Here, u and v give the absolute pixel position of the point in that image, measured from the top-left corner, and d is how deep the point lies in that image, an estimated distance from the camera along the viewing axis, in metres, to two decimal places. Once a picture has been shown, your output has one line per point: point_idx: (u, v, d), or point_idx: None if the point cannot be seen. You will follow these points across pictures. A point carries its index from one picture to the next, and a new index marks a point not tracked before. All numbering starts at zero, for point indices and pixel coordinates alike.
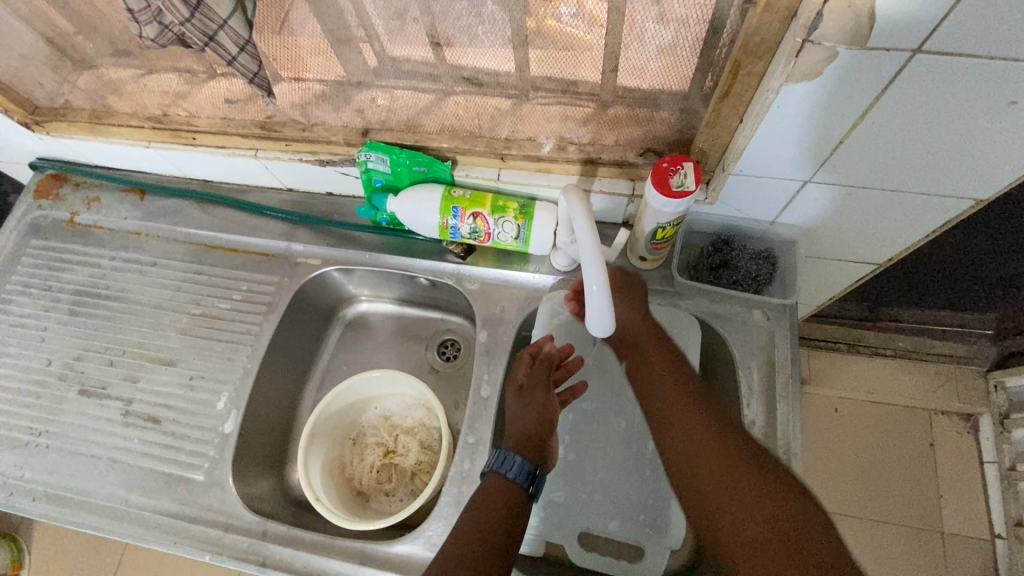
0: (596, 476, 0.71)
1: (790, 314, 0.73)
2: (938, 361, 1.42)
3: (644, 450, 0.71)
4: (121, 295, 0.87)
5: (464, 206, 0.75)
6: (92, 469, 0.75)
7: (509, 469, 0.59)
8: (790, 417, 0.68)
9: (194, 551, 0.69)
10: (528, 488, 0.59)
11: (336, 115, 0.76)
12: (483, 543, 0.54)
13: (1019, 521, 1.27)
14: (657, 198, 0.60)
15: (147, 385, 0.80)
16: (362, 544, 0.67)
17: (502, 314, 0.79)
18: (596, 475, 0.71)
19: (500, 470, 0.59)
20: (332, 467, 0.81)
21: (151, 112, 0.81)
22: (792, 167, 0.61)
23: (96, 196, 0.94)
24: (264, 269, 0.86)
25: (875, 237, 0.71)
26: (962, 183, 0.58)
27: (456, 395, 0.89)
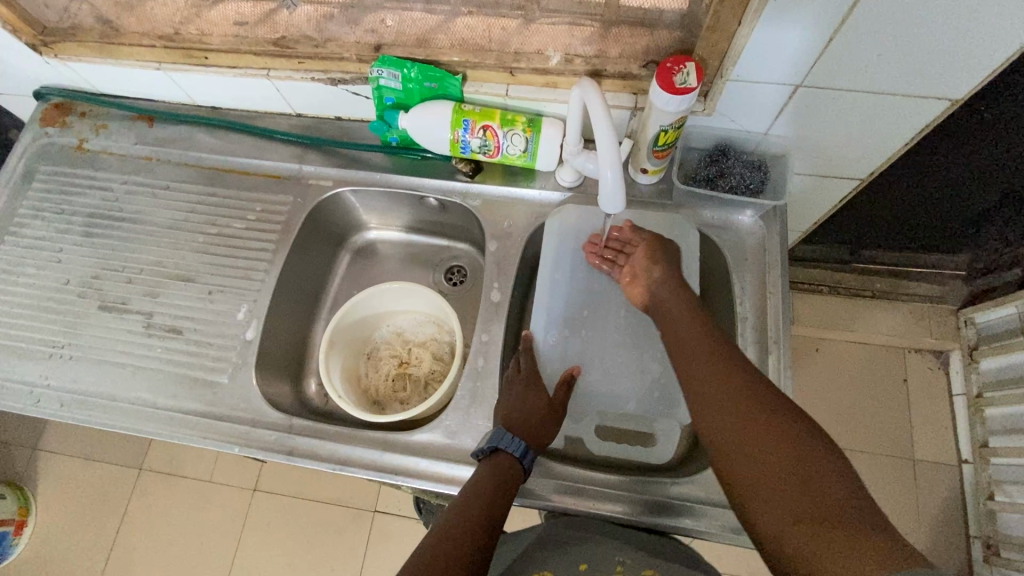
0: (608, 369, 0.76)
1: (781, 216, 0.77)
2: (914, 300, 1.51)
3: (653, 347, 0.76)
4: (135, 217, 0.88)
5: (474, 120, 0.78)
6: (118, 376, 0.78)
7: (510, 447, 0.65)
8: (780, 311, 0.74)
9: (223, 445, 0.73)
10: (523, 462, 0.65)
11: (350, 32, 0.78)
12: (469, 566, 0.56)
13: (985, 443, 1.36)
14: (660, 96, 0.63)
15: (167, 299, 0.83)
16: (385, 433, 0.72)
17: (511, 229, 0.83)
18: (607, 368, 0.76)
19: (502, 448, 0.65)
20: (349, 376, 0.85)
21: (162, 32, 0.82)
22: (785, 69, 0.65)
23: (105, 123, 0.95)
24: (277, 190, 0.88)
25: (860, 147, 0.76)
26: (941, 78, 0.63)
27: (465, 314, 0.93)
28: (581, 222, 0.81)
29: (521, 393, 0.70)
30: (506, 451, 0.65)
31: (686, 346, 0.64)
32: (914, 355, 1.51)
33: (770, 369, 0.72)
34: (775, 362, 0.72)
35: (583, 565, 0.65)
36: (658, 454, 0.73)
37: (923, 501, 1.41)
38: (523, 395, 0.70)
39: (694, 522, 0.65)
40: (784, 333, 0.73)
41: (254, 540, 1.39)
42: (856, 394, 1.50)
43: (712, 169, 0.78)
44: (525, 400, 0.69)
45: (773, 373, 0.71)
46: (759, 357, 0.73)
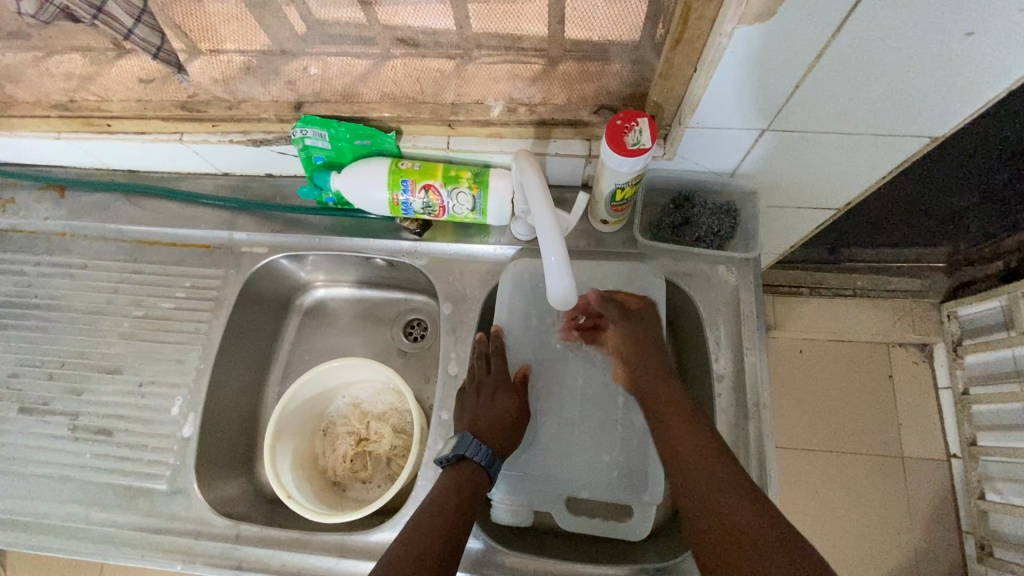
0: (566, 440, 0.69)
1: (754, 266, 0.72)
2: (896, 297, 1.46)
3: (616, 410, 0.69)
4: (53, 303, 0.80)
5: (414, 179, 0.70)
6: (45, 489, 0.71)
7: (472, 452, 0.62)
8: (759, 369, 0.69)
9: (164, 562, 0.66)
10: (488, 471, 0.62)
11: (264, 90, 0.69)
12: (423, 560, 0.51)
13: (972, 441, 1.34)
14: (612, 157, 0.57)
15: (93, 396, 0.75)
16: (340, 536, 0.66)
17: (465, 289, 0.76)
18: (565, 444, 0.69)
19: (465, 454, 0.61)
20: (303, 461, 0.79)
21: (55, 99, 0.73)
22: (748, 115, 0.59)
23: (11, 197, 0.85)
24: (207, 262, 0.80)
25: (833, 182, 0.70)
26: (921, 118, 0.57)
27: (427, 375, 0.87)
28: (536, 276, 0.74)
29: (490, 398, 0.67)
30: (472, 459, 0.61)
31: (662, 412, 0.63)
32: (898, 350, 1.48)
33: (750, 432, 0.67)
34: (756, 425, 0.67)
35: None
36: (627, 532, 0.67)
37: (914, 501, 1.40)
38: (491, 400, 0.67)
39: None
40: (764, 391, 0.68)
41: None
42: (843, 396, 1.48)
43: (676, 218, 0.72)
44: (492, 406, 0.66)
45: (754, 438, 0.67)
46: (738, 420, 0.68)
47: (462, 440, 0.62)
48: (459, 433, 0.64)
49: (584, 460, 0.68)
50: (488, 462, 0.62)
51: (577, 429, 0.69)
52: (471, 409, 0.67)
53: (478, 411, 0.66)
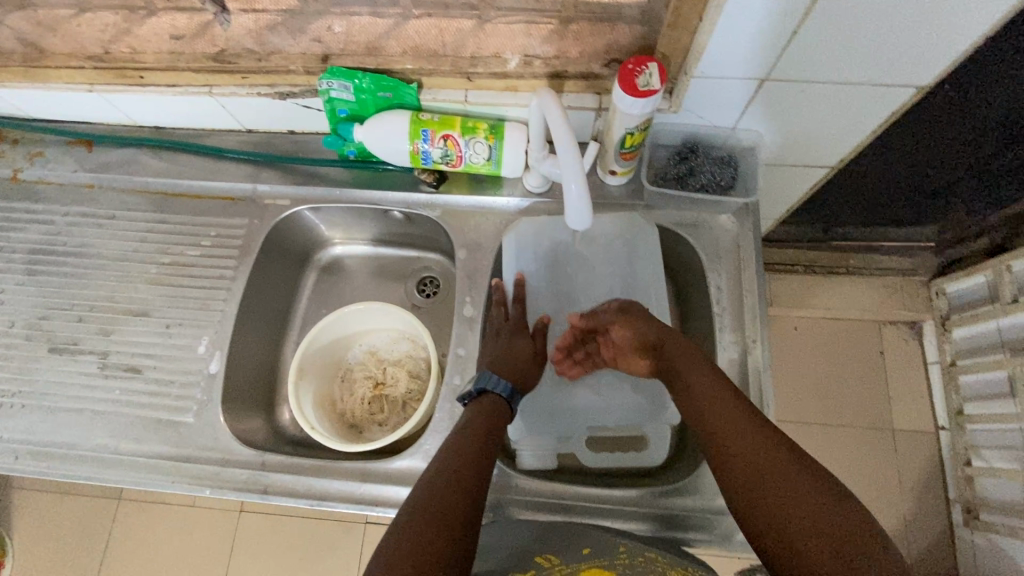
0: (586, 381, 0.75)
1: (753, 213, 0.76)
2: (886, 275, 1.53)
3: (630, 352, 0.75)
4: (81, 250, 0.83)
5: (434, 129, 0.74)
6: (75, 422, 0.74)
7: (494, 386, 0.66)
8: (757, 310, 0.73)
9: (194, 487, 0.69)
10: (511, 403, 0.66)
11: (293, 43, 0.73)
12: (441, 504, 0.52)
13: (960, 411, 1.39)
14: (623, 100, 0.61)
15: (123, 337, 0.78)
16: (362, 463, 0.69)
17: (480, 239, 0.80)
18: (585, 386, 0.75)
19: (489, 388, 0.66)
20: (323, 403, 0.82)
21: (90, 51, 0.76)
22: (750, 64, 0.63)
23: (40, 151, 0.88)
24: (231, 212, 0.84)
25: (828, 135, 0.75)
26: (909, 66, 0.61)
27: (441, 328, 0.91)
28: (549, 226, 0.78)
29: (510, 340, 0.71)
30: (494, 392, 0.66)
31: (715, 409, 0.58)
32: (889, 328, 1.54)
33: (749, 368, 0.71)
34: (755, 361, 0.71)
35: (586, 550, 0.58)
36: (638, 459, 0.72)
37: (903, 470, 1.45)
38: (510, 343, 0.71)
39: (683, 533, 0.65)
40: (762, 331, 0.72)
41: (244, 563, 1.36)
42: (836, 372, 1.52)
43: (681, 167, 0.76)
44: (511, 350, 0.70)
45: (753, 374, 0.71)
46: (738, 358, 0.72)
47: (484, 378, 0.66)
48: (482, 372, 0.67)
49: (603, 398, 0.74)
50: (510, 395, 0.66)
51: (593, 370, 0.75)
52: (490, 348, 0.71)
53: (497, 350, 0.70)
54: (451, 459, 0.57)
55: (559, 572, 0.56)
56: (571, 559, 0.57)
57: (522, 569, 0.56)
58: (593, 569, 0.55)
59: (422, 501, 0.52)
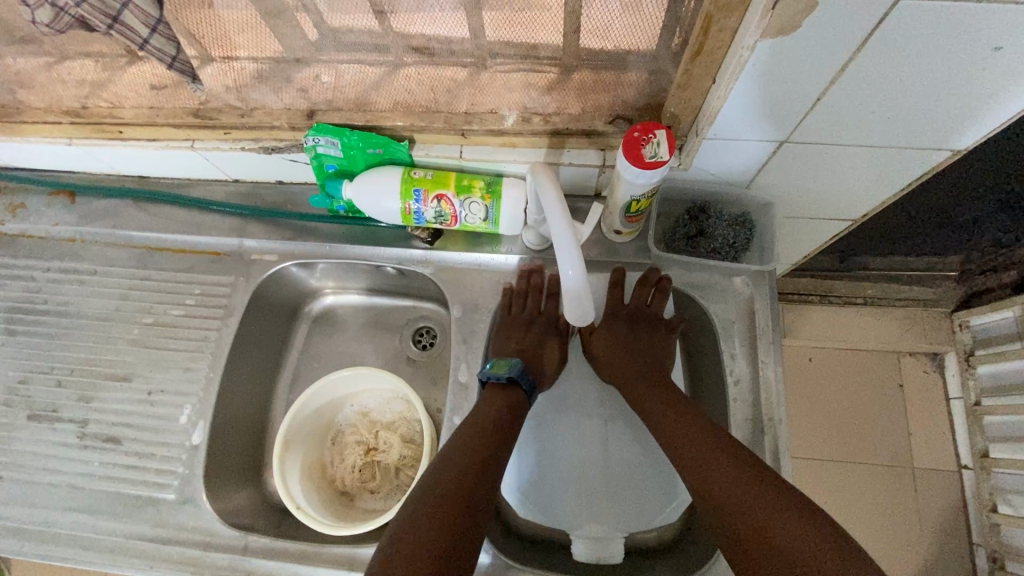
0: (617, 449, 0.71)
1: (770, 278, 0.71)
2: (905, 306, 1.44)
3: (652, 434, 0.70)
4: (62, 309, 0.80)
5: (426, 189, 0.70)
6: (52, 497, 0.71)
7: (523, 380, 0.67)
8: (774, 384, 0.68)
9: (172, 573, 0.66)
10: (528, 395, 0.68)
11: (277, 97, 0.68)
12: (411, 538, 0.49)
13: (985, 452, 1.32)
14: (629, 170, 0.56)
15: (103, 403, 0.75)
16: (350, 549, 0.65)
17: (477, 300, 0.76)
18: (609, 463, 0.70)
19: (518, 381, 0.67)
20: (312, 471, 0.78)
21: (68, 105, 0.72)
22: (765, 128, 0.58)
23: (21, 202, 0.85)
24: (216, 268, 0.80)
25: (851, 192, 0.69)
26: (945, 131, 0.55)
27: (437, 384, 0.86)
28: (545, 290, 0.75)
29: (535, 336, 0.74)
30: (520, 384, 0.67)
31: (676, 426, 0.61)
32: (908, 359, 1.47)
33: (767, 450, 0.66)
34: (772, 440, 0.66)
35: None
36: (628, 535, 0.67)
37: (924, 513, 1.38)
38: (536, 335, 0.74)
39: None
40: (781, 407, 0.67)
41: None
42: (853, 406, 1.46)
43: (691, 227, 0.71)
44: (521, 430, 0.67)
45: (770, 453, 0.66)
46: (753, 434, 0.67)
47: (514, 368, 0.67)
48: (512, 361, 0.69)
49: (629, 485, 0.70)
50: (531, 391, 0.68)
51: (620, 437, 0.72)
52: (516, 338, 0.73)
53: (524, 343, 0.73)
54: (437, 491, 0.53)
55: None
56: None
57: None
58: None
59: (394, 532, 0.50)
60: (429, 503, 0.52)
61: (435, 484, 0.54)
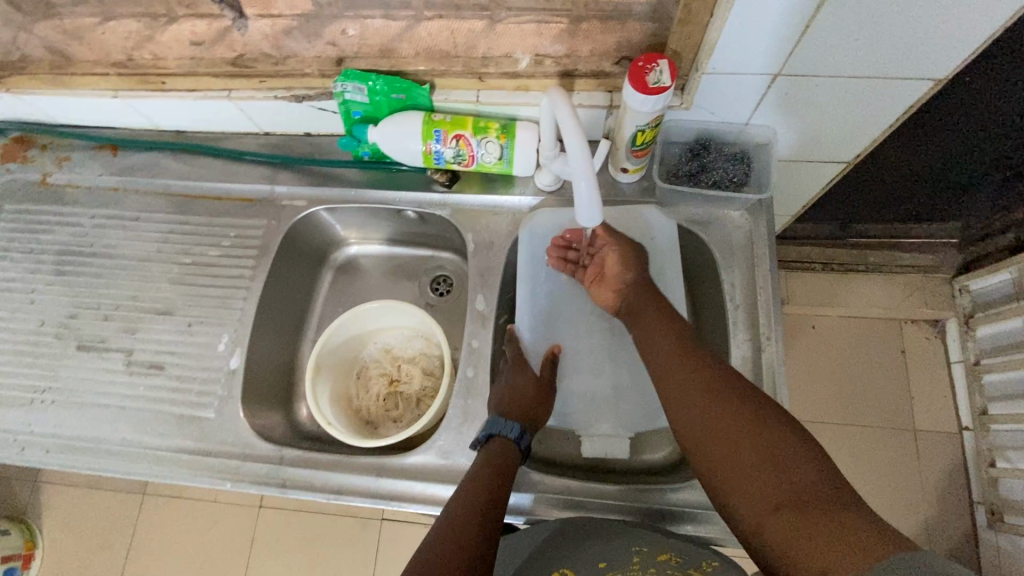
0: (624, 373, 0.74)
1: (767, 208, 0.76)
2: (907, 272, 1.47)
3: None
4: (106, 251, 0.86)
5: (446, 130, 0.75)
6: (102, 416, 0.77)
7: (508, 430, 0.64)
8: (770, 307, 0.73)
9: (215, 480, 0.72)
10: (522, 446, 0.64)
11: (310, 46, 0.74)
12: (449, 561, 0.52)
13: (984, 411, 1.36)
14: (634, 97, 0.61)
15: (146, 334, 0.81)
16: (378, 458, 0.70)
17: (492, 238, 0.81)
18: (617, 387, 0.73)
19: (501, 435, 0.63)
20: (339, 399, 0.84)
21: (115, 58, 0.78)
22: (760, 61, 0.63)
23: (67, 155, 0.91)
24: (249, 213, 0.86)
25: (843, 130, 0.74)
26: (925, 59, 0.60)
27: (454, 324, 0.92)
28: (549, 226, 0.78)
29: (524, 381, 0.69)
30: (502, 436, 0.63)
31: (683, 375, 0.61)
32: (909, 326, 1.50)
33: (763, 367, 0.71)
34: (769, 358, 0.71)
35: (602, 564, 0.59)
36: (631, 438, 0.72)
37: (925, 474, 1.42)
38: (515, 381, 0.69)
39: (695, 527, 0.65)
40: (777, 328, 0.71)
41: (262, 557, 1.39)
42: (855, 371, 1.50)
43: (693, 165, 0.77)
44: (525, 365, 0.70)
45: (767, 371, 0.70)
46: (751, 354, 0.72)
47: (496, 423, 0.64)
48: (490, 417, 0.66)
49: (635, 403, 0.73)
50: (520, 436, 0.64)
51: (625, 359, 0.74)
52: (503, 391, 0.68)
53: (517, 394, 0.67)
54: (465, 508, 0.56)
55: None
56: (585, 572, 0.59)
57: None
58: None
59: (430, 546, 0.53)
60: (457, 518, 0.55)
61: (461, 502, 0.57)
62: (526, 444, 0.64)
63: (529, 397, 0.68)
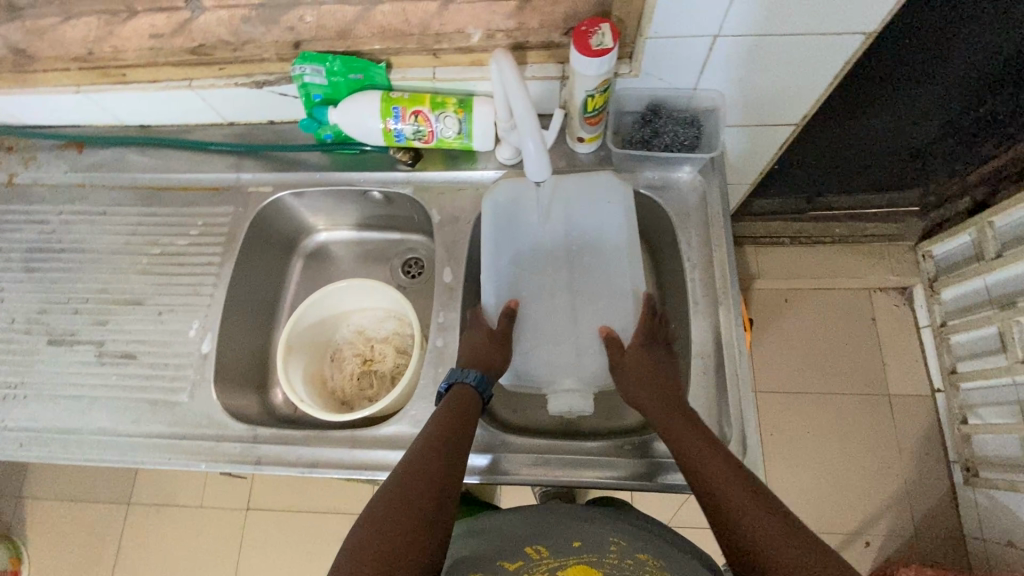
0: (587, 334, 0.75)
1: (718, 169, 0.79)
2: (874, 242, 1.52)
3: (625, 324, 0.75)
4: (75, 247, 0.86)
5: (404, 106, 0.77)
6: (74, 408, 0.77)
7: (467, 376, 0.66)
8: (726, 262, 0.75)
9: (190, 462, 0.72)
10: (484, 391, 0.66)
11: (266, 31, 0.75)
12: (410, 503, 0.54)
13: (953, 371, 1.40)
14: (580, 61, 0.63)
15: (117, 325, 0.81)
16: (351, 430, 0.71)
17: (457, 213, 0.83)
18: (583, 343, 0.75)
19: (461, 380, 0.66)
20: (314, 380, 0.85)
21: (75, 52, 0.78)
22: (699, 22, 0.65)
23: (33, 155, 0.92)
24: (216, 202, 0.87)
25: (786, 90, 0.77)
26: (854, 12, 0.63)
27: (426, 304, 0.93)
28: (509, 198, 0.80)
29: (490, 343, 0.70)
30: (461, 383, 0.66)
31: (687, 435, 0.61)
32: (879, 295, 1.54)
33: (723, 320, 0.73)
34: (726, 311, 0.73)
35: (578, 544, 0.62)
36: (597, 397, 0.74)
37: (902, 437, 1.45)
38: (480, 339, 0.71)
39: (662, 475, 0.67)
40: (733, 282, 0.74)
41: (252, 558, 1.38)
42: (829, 341, 1.53)
43: (646, 131, 0.79)
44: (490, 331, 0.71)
45: (724, 325, 0.73)
46: (711, 308, 0.74)
47: (457, 372, 0.67)
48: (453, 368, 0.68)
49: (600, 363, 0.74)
50: (481, 383, 0.66)
51: (589, 321, 0.76)
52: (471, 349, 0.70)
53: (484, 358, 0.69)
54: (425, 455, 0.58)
55: (546, 565, 0.61)
56: (562, 553, 0.62)
57: (514, 559, 0.62)
58: (579, 567, 0.61)
59: (391, 490, 0.55)
60: (418, 464, 0.57)
61: (422, 449, 0.59)
62: (487, 390, 0.67)
63: (496, 361, 0.69)
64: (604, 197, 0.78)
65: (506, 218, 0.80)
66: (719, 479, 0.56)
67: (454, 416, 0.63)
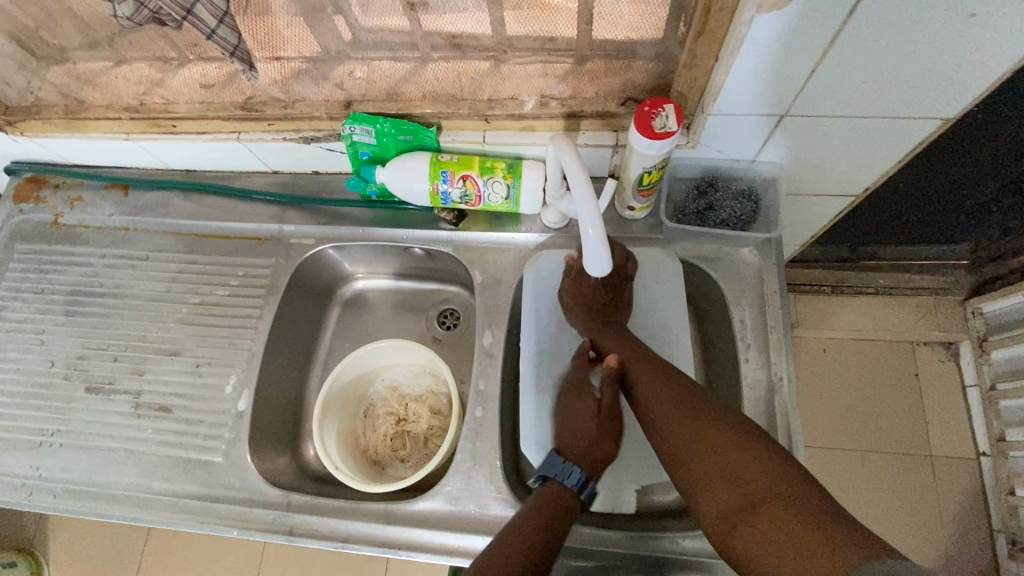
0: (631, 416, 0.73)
1: (776, 245, 0.76)
2: (919, 294, 1.47)
3: None
4: (116, 291, 0.86)
5: (452, 170, 0.76)
6: (109, 461, 0.76)
7: (566, 477, 0.60)
8: (783, 344, 0.72)
9: (221, 528, 0.70)
10: (581, 497, 0.59)
11: (317, 90, 0.74)
12: None
13: (1001, 437, 1.33)
14: (640, 142, 0.61)
15: (155, 375, 0.81)
16: (385, 504, 0.70)
17: (499, 275, 0.81)
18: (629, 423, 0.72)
19: (557, 478, 0.60)
20: (346, 439, 0.83)
21: (126, 102, 0.78)
22: (766, 101, 0.62)
23: (79, 195, 0.92)
24: (257, 252, 0.86)
25: (851, 165, 0.74)
26: (933, 99, 0.60)
27: (461, 360, 0.91)
28: (554, 268, 0.78)
29: None
30: (560, 480, 0.60)
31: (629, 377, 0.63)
32: (922, 348, 1.47)
33: (777, 407, 0.69)
34: (781, 397, 0.70)
35: None
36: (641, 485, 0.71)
37: (943, 502, 1.38)
38: None
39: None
40: (788, 366, 0.71)
41: None
42: (868, 395, 1.47)
43: (701, 202, 0.76)
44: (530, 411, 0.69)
45: (778, 412, 0.69)
46: (764, 393, 0.71)
47: (549, 465, 0.61)
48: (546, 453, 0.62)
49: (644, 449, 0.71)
50: (582, 487, 0.59)
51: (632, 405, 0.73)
52: None
53: None
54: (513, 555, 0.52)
55: None
56: None
57: None
58: None
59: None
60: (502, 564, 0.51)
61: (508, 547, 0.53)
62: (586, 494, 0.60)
63: None
64: (654, 274, 0.76)
65: (550, 287, 0.77)
66: (660, 418, 0.58)
67: (548, 516, 0.56)
